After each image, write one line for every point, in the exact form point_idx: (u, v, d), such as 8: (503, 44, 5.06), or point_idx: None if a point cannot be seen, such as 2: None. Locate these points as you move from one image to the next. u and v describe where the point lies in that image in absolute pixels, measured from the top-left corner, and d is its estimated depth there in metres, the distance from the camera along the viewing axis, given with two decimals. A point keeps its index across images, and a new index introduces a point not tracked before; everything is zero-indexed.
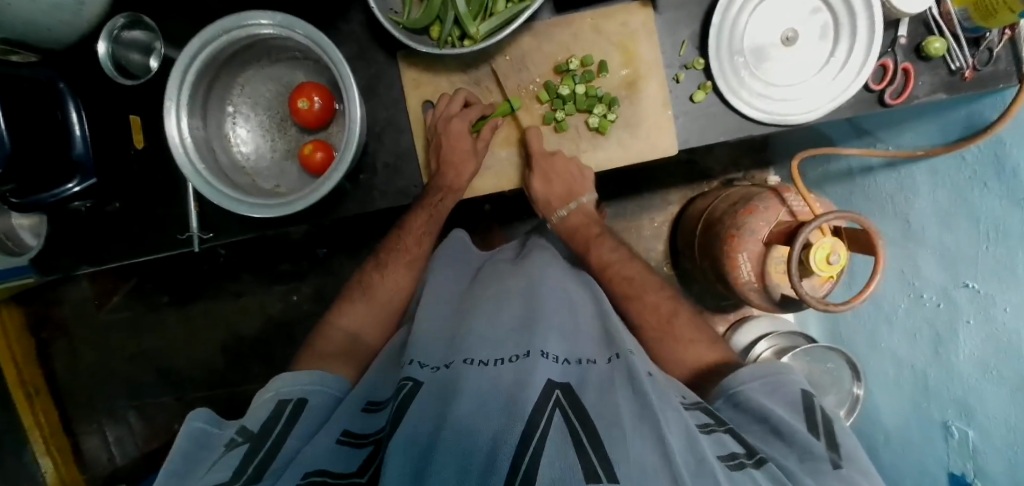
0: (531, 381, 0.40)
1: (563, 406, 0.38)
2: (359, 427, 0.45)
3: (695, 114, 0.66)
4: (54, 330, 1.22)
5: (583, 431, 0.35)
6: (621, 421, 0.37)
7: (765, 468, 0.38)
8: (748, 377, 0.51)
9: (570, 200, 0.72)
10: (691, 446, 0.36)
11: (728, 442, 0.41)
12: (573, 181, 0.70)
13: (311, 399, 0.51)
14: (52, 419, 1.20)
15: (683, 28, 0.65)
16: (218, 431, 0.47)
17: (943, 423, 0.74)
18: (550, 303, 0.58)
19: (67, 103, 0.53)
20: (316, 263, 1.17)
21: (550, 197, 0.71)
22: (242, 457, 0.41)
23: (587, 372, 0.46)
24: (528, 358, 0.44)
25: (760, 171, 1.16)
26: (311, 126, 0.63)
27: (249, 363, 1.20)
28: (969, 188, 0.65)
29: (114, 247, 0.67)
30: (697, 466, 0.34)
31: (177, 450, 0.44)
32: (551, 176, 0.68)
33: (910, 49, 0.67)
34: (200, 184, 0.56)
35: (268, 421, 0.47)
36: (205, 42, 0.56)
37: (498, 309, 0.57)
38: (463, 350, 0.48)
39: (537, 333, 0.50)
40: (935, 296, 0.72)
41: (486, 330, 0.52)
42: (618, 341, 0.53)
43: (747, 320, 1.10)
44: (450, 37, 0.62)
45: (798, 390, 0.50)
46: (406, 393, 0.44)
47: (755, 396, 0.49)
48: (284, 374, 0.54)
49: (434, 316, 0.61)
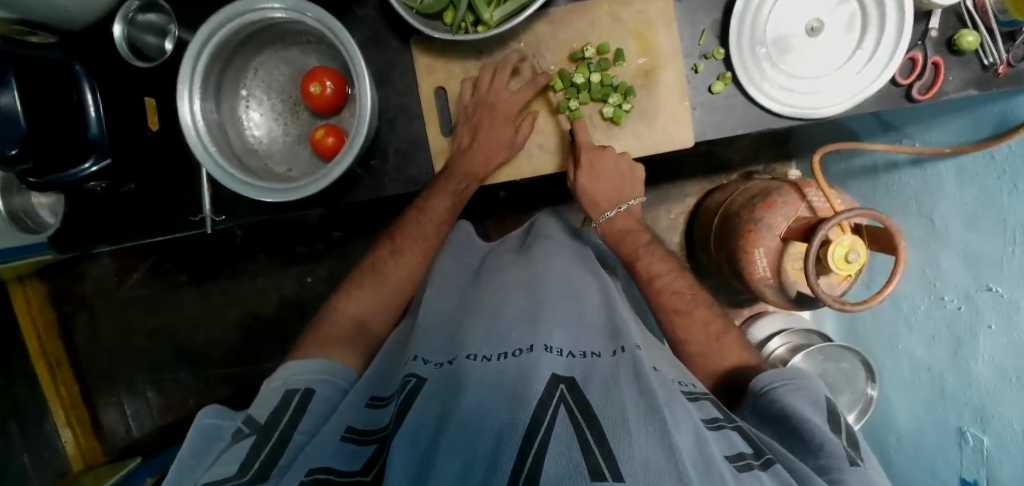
0: (534, 377, 0.40)
1: (567, 402, 0.37)
2: (363, 424, 0.45)
3: (713, 106, 0.64)
4: (77, 305, 1.25)
5: (587, 428, 0.34)
6: (626, 416, 0.36)
7: (772, 470, 0.38)
8: (769, 380, 0.52)
9: (619, 201, 0.69)
10: (698, 447, 0.36)
11: (737, 442, 0.41)
12: (623, 178, 0.67)
13: (318, 389, 0.52)
14: (73, 391, 1.24)
15: (704, 17, 0.63)
16: (226, 424, 0.48)
17: (959, 429, 0.72)
18: (558, 297, 0.58)
19: (83, 84, 0.54)
20: (330, 246, 1.19)
21: (597, 196, 0.68)
22: (248, 450, 0.42)
23: (592, 365, 0.45)
24: (532, 352, 0.44)
25: (781, 164, 1.14)
26: (322, 111, 0.62)
27: (264, 342, 1.22)
28: (997, 189, 0.63)
29: (130, 228, 0.68)
30: (705, 467, 0.33)
31: (189, 444, 0.45)
32: (597, 171, 0.66)
33: (941, 43, 0.64)
34: (212, 167, 0.56)
35: (275, 413, 0.47)
36: (218, 24, 0.55)
37: (505, 301, 0.56)
38: (467, 345, 0.48)
39: (542, 326, 0.49)
40: (956, 299, 0.70)
41: (493, 324, 0.52)
42: (624, 335, 0.52)
43: (760, 315, 1.08)
44: (464, 22, 0.60)
45: (822, 396, 0.50)
46: (412, 387, 0.44)
47: (778, 397, 0.49)
48: (293, 363, 0.56)
49: (439, 310, 0.61)
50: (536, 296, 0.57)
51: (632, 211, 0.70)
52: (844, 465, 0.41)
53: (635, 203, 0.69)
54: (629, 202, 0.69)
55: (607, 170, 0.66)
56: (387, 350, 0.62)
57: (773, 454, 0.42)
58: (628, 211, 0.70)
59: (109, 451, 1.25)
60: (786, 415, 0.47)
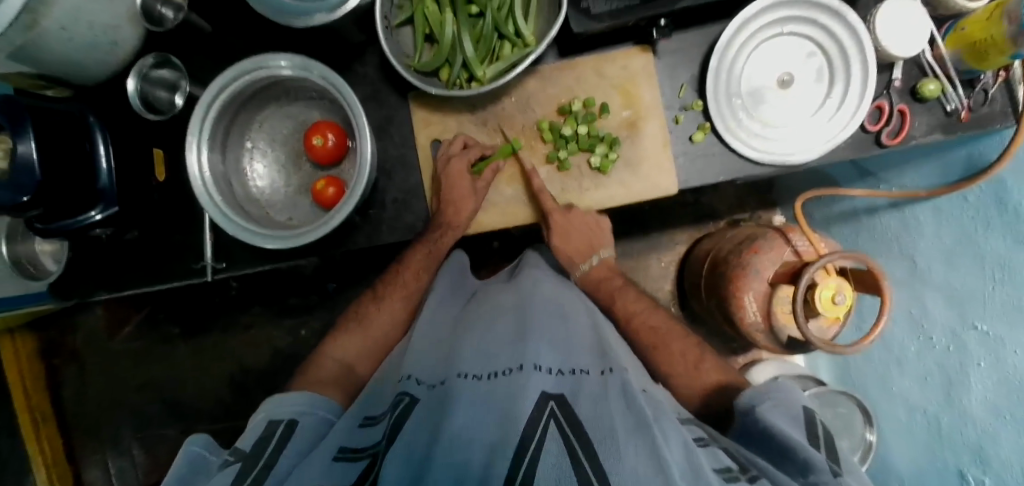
0: (523, 393, 0.41)
1: (557, 417, 0.38)
2: (354, 442, 0.45)
3: (695, 154, 0.68)
4: (66, 357, 1.23)
5: (578, 445, 0.35)
6: (615, 432, 0.37)
7: (758, 483, 0.38)
8: (751, 400, 0.52)
9: (591, 253, 0.73)
10: (687, 456, 0.37)
11: (722, 457, 0.41)
12: (593, 234, 0.72)
13: (303, 420, 0.52)
14: (56, 446, 1.19)
15: (683, 73, 0.68)
16: (212, 456, 0.47)
17: (959, 471, 0.70)
18: (544, 321, 0.58)
19: (95, 135, 0.57)
20: (325, 298, 1.19)
21: (571, 252, 0.72)
22: (234, 477, 0.41)
23: (580, 382, 0.46)
24: (521, 371, 0.45)
25: (767, 211, 1.17)
26: (324, 162, 0.65)
27: (254, 393, 1.20)
28: (972, 226, 0.66)
29: (130, 276, 0.69)
30: (694, 476, 0.34)
31: (173, 477, 0.45)
32: (570, 232, 0.70)
33: (905, 92, 0.68)
34: (215, 214, 0.58)
35: (260, 442, 0.47)
36: (228, 82, 0.59)
37: (493, 326, 0.57)
38: (459, 365, 0.49)
39: (529, 346, 0.50)
40: (944, 338, 0.71)
41: (483, 345, 0.52)
42: (612, 357, 0.53)
43: (756, 363, 1.07)
44: (459, 79, 0.65)
45: (800, 408, 0.50)
46: (404, 406, 0.45)
47: (760, 414, 0.48)
48: (276, 396, 0.55)
49: (430, 336, 0.61)
50: (526, 318, 0.57)
51: (605, 261, 0.75)
52: (828, 478, 0.39)
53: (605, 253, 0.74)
54: (601, 252, 0.74)
55: (575, 228, 0.70)
56: (379, 373, 0.63)
57: (760, 470, 0.41)
58: (600, 263, 0.75)
59: None
60: (768, 432, 0.46)
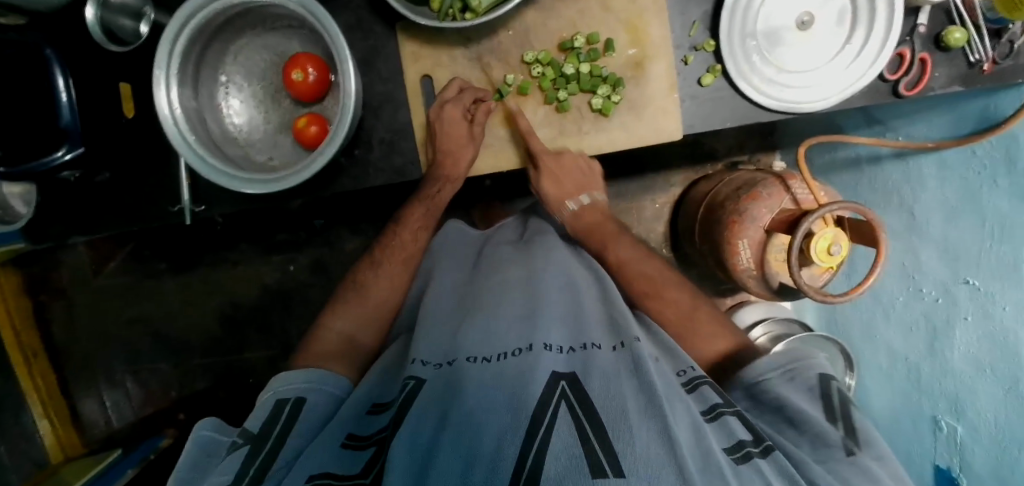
0: (534, 376, 0.41)
1: (568, 397, 0.38)
2: (361, 429, 0.46)
3: (703, 99, 0.64)
4: (52, 294, 1.22)
5: (586, 422, 0.35)
6: (626, 411, 0.37)
7: (772, 458, 0.38)
8: (764, 368, 0.50)
9: (582, 193, 0.72)
10: (697, 439, 0.36)
11: (736, 430, 0.41)
12: (583, 177, 0.71)
13: (309, 397, 0.52)
14: (50, 381, 1.22)
15: (695, 7, 0.62)
16: (225, 437, 0.48)
17: (933, 417, 0.75)
18: (550, 291, 0.58)
19: (56, 69, 0.51)
20: (313, 234, 1.17)
21: (560, 195, 0.72)
22: (243, 461, 0.42)
23: (591, 358, 0.46)
24: (531, 351, 0.45)
25: (766, 155, 1.14)
26: (305, 98, 0.61)
27: (246, 330, 1.21)
28: (977, 184, 0.64)
29: (104, 218, 0.67)
30: (706, 459, 0.34)
31: (184, 459, 0.44)
32: (562, 178, 0.69)
33: (929, 39, 0.63)
34: (189, 156, 0.54)
35: (267, 422, 0.47)
36: (195, 9, 0.54)
37: (499, 300, 0.57)
38: (466, 346, 0.50)
39: (538, 324, 0.51)
40: (934, 291, 0.72)
41: (488, 323, 0.53)
42: (625, 329, 0.52)
43: (742, 306, 1.08)
44: (451, 9, 0.59)
45: (816, 374, 0.48)
46: (411, 390, 0.45)
47: (774, 387, 0.48)
48: (283, 374, 0.56)
49: (442, 303, 0.63)
50: (533, 293, 0.57)
51: (596, 204, 0.75)
52: (841, 456, 0.40)
53: (597, 196, 0.75)
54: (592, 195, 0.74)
55: (567, 171, 0.69)
56: (386, 356, 0.63)
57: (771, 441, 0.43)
58: (592, 204, 0.74)
59: (88, 443, 1.24)
60: (782, 406, 0.46)
